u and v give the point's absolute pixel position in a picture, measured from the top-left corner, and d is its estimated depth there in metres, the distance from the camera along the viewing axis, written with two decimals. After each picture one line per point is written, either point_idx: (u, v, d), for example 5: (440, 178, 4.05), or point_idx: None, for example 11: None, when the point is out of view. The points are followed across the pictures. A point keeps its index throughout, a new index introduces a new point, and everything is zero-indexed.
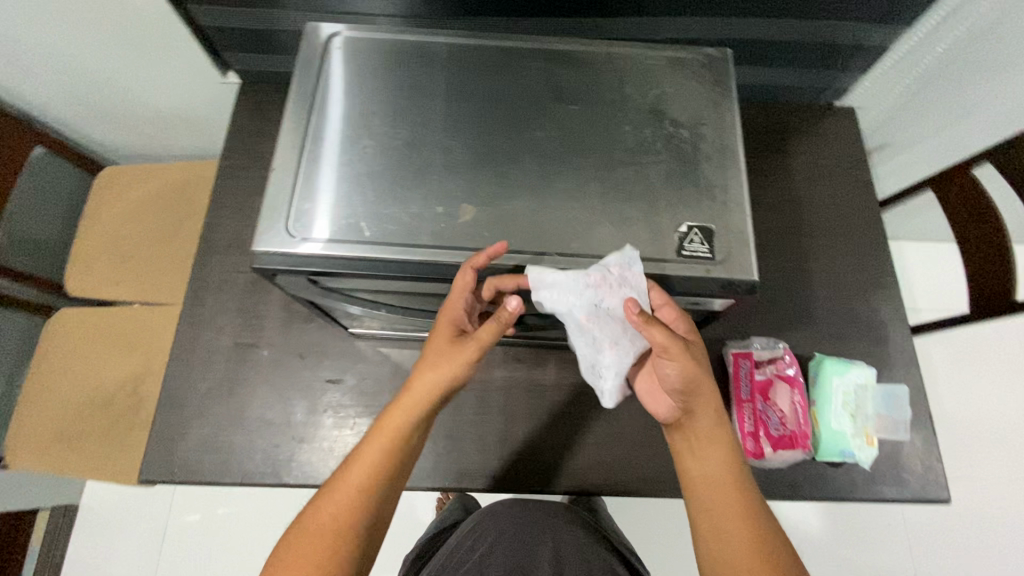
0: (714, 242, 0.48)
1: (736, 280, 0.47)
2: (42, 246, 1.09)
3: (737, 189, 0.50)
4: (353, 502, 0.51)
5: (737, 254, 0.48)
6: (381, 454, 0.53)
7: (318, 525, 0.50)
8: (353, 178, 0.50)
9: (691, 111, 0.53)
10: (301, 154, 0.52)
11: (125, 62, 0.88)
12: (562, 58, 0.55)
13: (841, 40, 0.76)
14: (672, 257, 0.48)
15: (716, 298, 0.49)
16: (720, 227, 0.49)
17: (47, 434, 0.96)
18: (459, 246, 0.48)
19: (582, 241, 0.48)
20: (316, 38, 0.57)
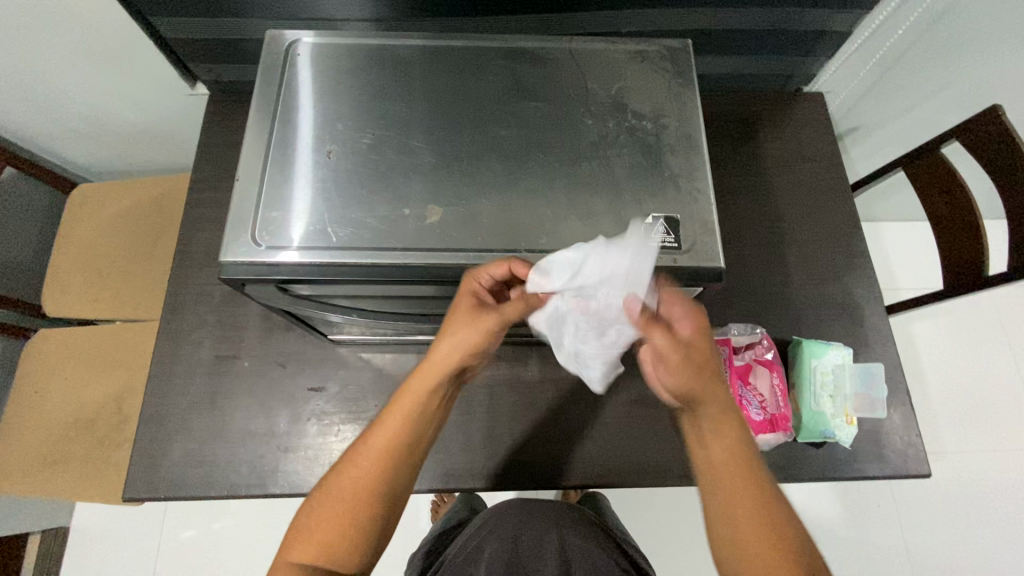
0: (680, 232, 0.48)
1: (703, 269, 0.47)
2: (16, 268, 1.07)
3: (702, 179, 0.51)
4: (366, 489, 0.49)
5: (703, 242, 0.48)
6: (397, 429, 0.50)
7: (331, 503, 0.48)
8: (320, 184, 0.50)
9: (653, 102, 0.53)
10: (266, 163, 0.51)
11: (89, 78, 0.87)
12: (524, 55, 0.55)
13: (803, 25, 0.77)
14: None
15: (685, 288, 0.49)
16: (686, 216, 0.49)
17: (31, 458, 0.94)
18: (428, 248, 0.48)
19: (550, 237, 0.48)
20: (278, 45, 0.56)
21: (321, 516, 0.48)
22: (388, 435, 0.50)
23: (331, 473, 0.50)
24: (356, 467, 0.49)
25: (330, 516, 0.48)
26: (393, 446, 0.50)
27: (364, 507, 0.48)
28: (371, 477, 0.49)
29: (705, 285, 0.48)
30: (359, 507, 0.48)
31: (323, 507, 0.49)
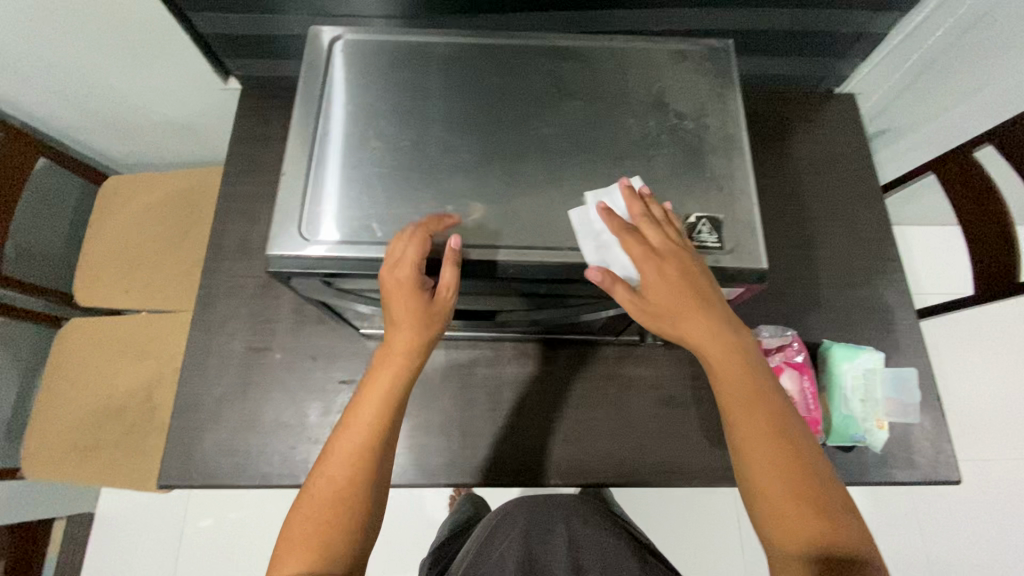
0: (723, 231, 0.48)
1: (745, 269, 0.47)
2: (48, 257, 1.09)
3: (744, 179, 0.50)
4: (346, 483, 0.49)
5: (746, 242, 0.48)
6: (366, 420, 0.50)
7: (317, 500, 0.48)
8: (363, 179, 0.51)
9: (695, 102, 0.53)
10: (311, 155, 0.52)
11: (126, 71, 0.89)
12: (564, 53, 0.56)
13: (840, 27, 0.77)
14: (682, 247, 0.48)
15: (726, 288, 0.49)
16: (728, 217, 0.49)
17: (64, 444, 0.96)
18: (471, 244, 0.48)
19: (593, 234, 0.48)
20: (320, 40, 0.57)
21: (311, 515, 0.48)
22: (358, 432, 0.50)
23: (312, 476, 0.50)
24: (336, 464, 0.49)
25: (318, 512, 0.48)
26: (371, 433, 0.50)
27: (354, 495, 0.48)
28: (352, 470, 0.49)
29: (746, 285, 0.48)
30: (346, 497, 0.48)
31: (312, 506, 0.48)
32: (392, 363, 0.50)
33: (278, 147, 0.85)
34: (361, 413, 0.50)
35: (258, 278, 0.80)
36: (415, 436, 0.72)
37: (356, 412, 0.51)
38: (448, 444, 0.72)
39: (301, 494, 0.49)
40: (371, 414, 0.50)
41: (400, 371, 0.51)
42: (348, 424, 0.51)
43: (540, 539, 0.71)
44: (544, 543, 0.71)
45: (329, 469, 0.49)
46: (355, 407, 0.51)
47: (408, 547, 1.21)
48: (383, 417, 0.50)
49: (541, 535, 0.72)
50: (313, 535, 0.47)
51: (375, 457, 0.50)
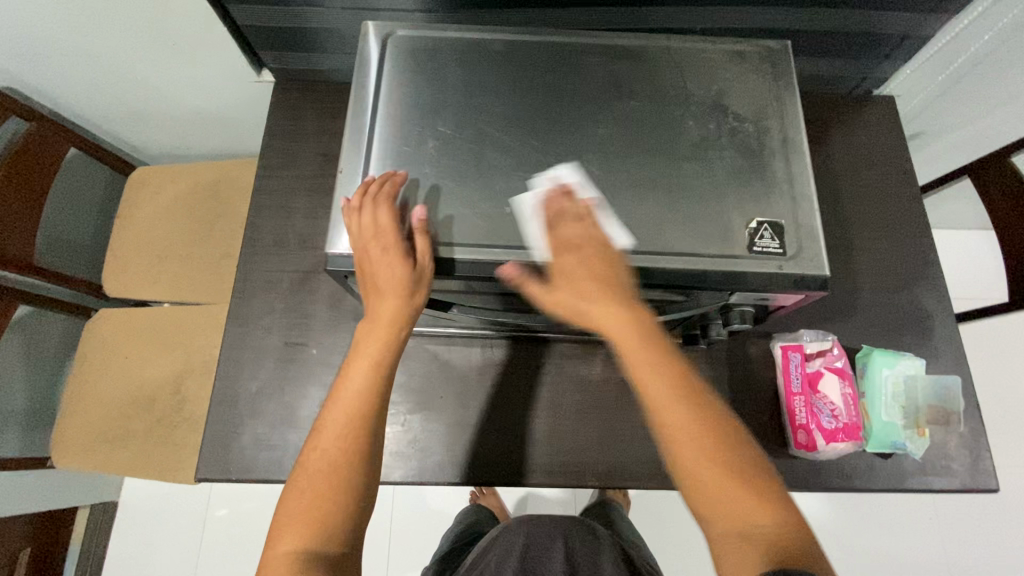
0: (785, 237, 0.48)
1: (809, 276, 0.47)
2: (77, 247, 1.09)
3: (806, 184, 0.50)
4: (338, 456, 0.50)
5: (810, 248, 0.48)
6: (353, 393, 0.52)
7: (308, 473, 0.50)
8: (421, 177, 0.51)
9: (754, 104, 0.53)
10: (367, 155, 0.52)
11: (159, 63, 0.88)
12: (620, 53, 0.55)
13: (887, 29, 0.75)
14: (744, 253, 0.48)
15: (787, 294, 0.49)
16: (790, 222, 0.49)
17: (94, 434, 0.97)
18: (529, 247, 0.48)
19: (655, 239, 0.48)
20: (371, 36, 0.57)
21: (304, 490, 0.49)
22: (347, 405, 0.52)
23: (305, 451, 0.51)
24: (326, 437, 0.51)
25: (313, 486, 0.49)
26: (361, 404, 0.52)
27: (347, 469, 0.50)
28: (341, 443, 0.51)
29: (809, 292, 0.48)
30: (339, 470, 0.50)
31: (305, 480, 0.50)
32: (378, 336, 0.52)
33: (313, 141, 0.85)
34: (349, 386, 0.52)
35: (294, 273, 0.80)
36: (452, 434, 0.72)
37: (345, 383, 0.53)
38: (484, 444, 0.72)
39: (295, 468, 0.51)
40: (359, 387, 0.52)
41: (388, 342, 0.52)
42: (337, 397, 0.53)
43: (540, 556, 0.70)
44: (542, 560, 0.69)
45: (319, 442, 0.51)
46: (342, 380, 0.54)
47: (428, 542, 1.22)
48: (369, 389, 0.52)
49: (541, 552, 0.71)
50: (306, 509, 0.49)
51: (365, 428, 0.52)
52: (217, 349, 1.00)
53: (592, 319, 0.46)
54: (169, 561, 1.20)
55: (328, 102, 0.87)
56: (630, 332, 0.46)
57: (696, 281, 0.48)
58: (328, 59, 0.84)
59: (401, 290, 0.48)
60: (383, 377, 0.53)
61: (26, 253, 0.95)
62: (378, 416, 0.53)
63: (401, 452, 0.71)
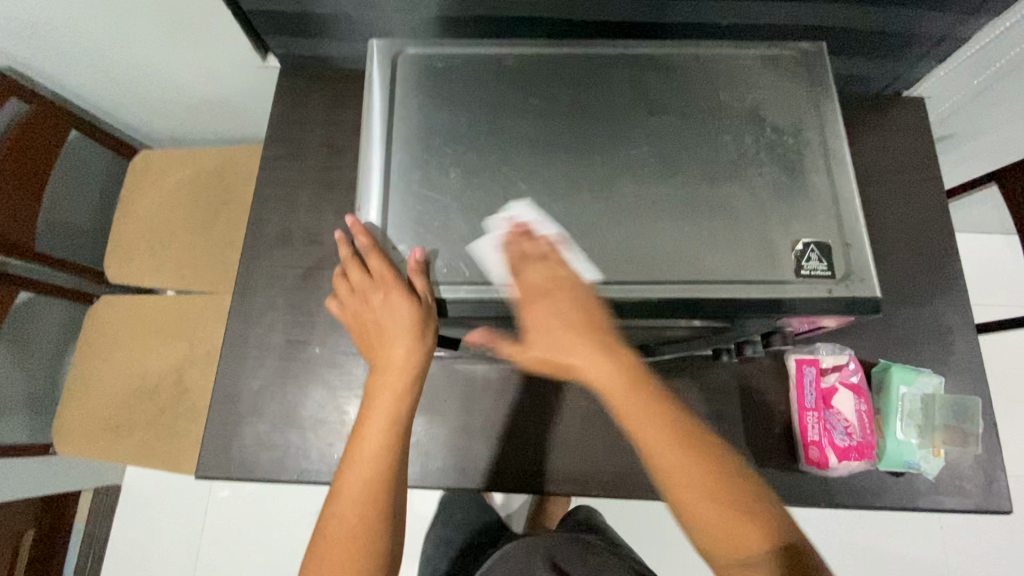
0: (834, 259, 0.47)
1: (860, 299, 0.46)
2: (78, 232, 1.07)
3: (852, 200, 0.49)
4: (359, 522, 0.52)
5: (860, 269, 0.47)
6: (370, 456, 0.53)
7: (331, 540, 0.52)
8: (439, 192, 0.50)
9: (792, 115, 0.51)
10: (383, 170, 0.51)
11: (161, 47, 0.86)
12: (650, 62, 0.53)
13: (922, 29, 0.71)
14: (792, 277, 0.47)
15: (838, 317, 0.48)
16: (839, 242, 0.48)
17: (96, 423, 0.96)
18: (559, 279, 0.48)
19: (698, 267, 0.47)
20: (381, 56, 0.54)
21: (330, 558, 0.51)
22: (364, 472, 0.52)
23: (326, 515, 0.53)
24: (344, 505, 0.52)
25: (335, 552, 0.51)
26: (379, 464, 0.52)
27: (369, 535, 0.52)
28: (359, 509, 0.52)
29: (861, 314, 0.47)
30: (359, 535, 0.51)
31: (331, 548, 0.52)
32: (391, 392, 0.53)
33: (319, 132, 0.82)
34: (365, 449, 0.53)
35: (297, 269, 0.78)
36: (457, 439, 0.71)
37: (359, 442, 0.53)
38: (489, 450, 0.71)
39: (317, 535, 0.52)
40: (370, 456, 0.52)
41: (401, 393, 0.53)
42: (351, 461, 0.53)
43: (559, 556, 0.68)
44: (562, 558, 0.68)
45: (339, 509, 0.52)
46: (356, 442, 0.53)
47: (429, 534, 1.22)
48: (385, 453, 0.53)
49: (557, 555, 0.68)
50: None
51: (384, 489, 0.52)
52: (218, 339, 0.98)
53: (575, 360, 0.48)
54: (171, 545, 1.21)
55: (334, 91, 0.84)
56: (611, 377, 0.48)
57: (741, 309, 0.47)
58: (335, 45, 0.80)
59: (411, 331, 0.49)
60: (397, 433, 0.54)
61: (29, 238, 0.94)
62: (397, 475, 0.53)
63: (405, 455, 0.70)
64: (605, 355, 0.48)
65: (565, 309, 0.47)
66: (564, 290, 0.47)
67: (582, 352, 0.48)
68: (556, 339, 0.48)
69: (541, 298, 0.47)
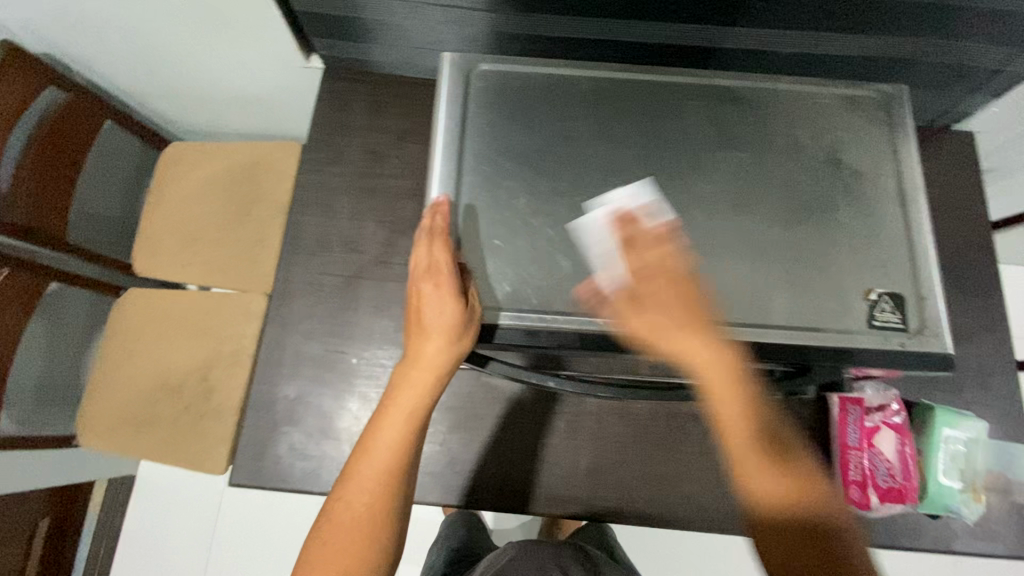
0: (906, 311, 0.46)
1: (932, 354, 0.45)
2: (107, 222, 1.07)
3: (927, 250, 0.47)
4: (368, 512, 0.51)
5: (932, 324, 0.46)
6: (385, 445, 0.52)
7: (336, 525, 0.51)
8: (504, 218, 0.49)
9: (869, 158, 0.50)
10: (447, 192, 0.49)
11: (201, 41, 0.84)
12: (725, 95, 0.52)
13: (985, 65, 0.69)
14: (864, 328, 0.45)
15: (906, 370, 0.47)
16: (912, 294, 0.46)
17: (121, 418, 0.96)
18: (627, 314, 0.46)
19: (768, 311, 0.46)
20: (452, 70, 0.53)
21: (333, 542, 0.50)
22: (380, 461, 0.52)
23: (334, 498, 0.52)
24: (359, 487, 0.51)
25: (338, 536, 0.50)
26: (393, 458, 0.52)
27: (375, 526, 0.51)
28: (369, 498, 0.51)
29: (930, 370, 0.46)
30: (367, 524, 0.51)
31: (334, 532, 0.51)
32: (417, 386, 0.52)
33: (360, 138, 0.81)
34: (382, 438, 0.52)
35: (335, 277, 0.77)
36: (493, 458, 0.70)
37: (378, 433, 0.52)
38: (526, 471, 0.70)
39: (321, 516, 0.51)
40: (388, 445, 0.52)
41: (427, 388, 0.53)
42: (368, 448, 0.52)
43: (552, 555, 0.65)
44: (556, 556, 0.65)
45: (347, 493, 0.51)
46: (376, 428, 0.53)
47: None
48: (402, 445, 0.52)
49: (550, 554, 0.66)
50: (331, 561, 0.50)
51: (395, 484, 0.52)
52: (247, 340, 0.98)
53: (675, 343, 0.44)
54: (185, 539, 1.20)
55: (375, 96, 0.83)
56: (718, 365, 0.44)
57: (810, 359, 0.46)
58: (380, 50, 0.79)
59: (451, 327, 0.46)
60: (414, 429, 0.53)
61: (60, 227, 0.94)
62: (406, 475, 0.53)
63: (440, 472, 0.70)
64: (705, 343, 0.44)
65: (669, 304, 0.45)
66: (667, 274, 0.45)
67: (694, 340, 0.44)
68: (666, 313, 0.44)
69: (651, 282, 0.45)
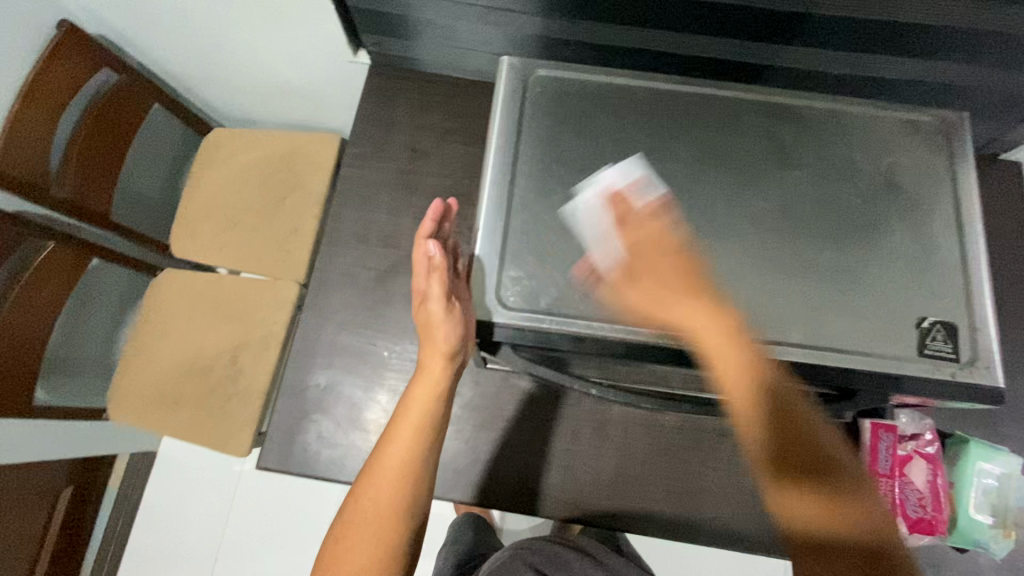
0: (958, 341, 0.45)
1: (982, 385, 0.45)
2: (147, 202, 1.09)
3: (982, 281, 0.47)
4: (383, 515, 0.51)
5: (983, 356, 0.45)
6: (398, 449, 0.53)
7: (353, 525, 0.51)
8: (556, 224, 0.49)
9: (927, 184, 0.50)
10: (502, 193, 0.50)
11: (252, 31, 0.86)
12: (783, 113, 0.52)
13: None
14: (914, 355, 0.45)
15: (954, 400, 0.46)
16: (965, 325, 0.46)
17: (149, 396, 0.98)
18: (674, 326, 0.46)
19: (817, 333, 0.46)
20: (511, 74, 0.54)
21: (350, 541, 0.51)
22: (393, 463, 0.52)
23: (351, 498, 0.52)
24: (378, 480, 0.52)
25: (354, 538, 0.51)
26: (407, 461, 0.52)
27: (389, 529, 0.51)
28: (383, 502, 0.51)
29: (979, 402, 0.45)
30: (382, 529, 0.51)
31: (349, 530, 0.51)
32: (425, 391, 0.54)
33: (403, 134, 0.82)
34: (395, 441, 0.53)
35: (372, 270, 0.78)
36: (517, 460, 0.70)
37: (393, 435, 0.53)
38: (551, 474, 0.70)
39: (340, 516, 0.52)
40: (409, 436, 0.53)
41: (436, 393, 0.54)
42: (384, 452, 0.53)
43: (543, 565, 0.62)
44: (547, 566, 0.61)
45: (363, 493, 0.52)
46: (397, 420, 0.54)
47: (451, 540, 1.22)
48: (415, 449, 0.53)
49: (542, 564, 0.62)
50: (347, 559, 0.50)
51: (410, 487, 0.52)
52: (276, 326, 0.99)
53: (675, 309, 0.45)
54: (201, 518, 1.22)
55: (420, 95, 0.84)
56: (715, 335, 0.43)
57: (856, 383, 0.45)
58: (426, 49, 0.80)
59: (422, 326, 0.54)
60: (427, 436, 0.53)
61: (103, 206, 0.95)
62: (420, 480, 0.53)
63: (464, 470, 0.70)
64: (706, 312, 0.44)
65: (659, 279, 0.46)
66: (666, 249, 0.47)
67: (693, 308, 0.44)
68: (665, 283, 0.45)
69: (654, 252, 0.47)
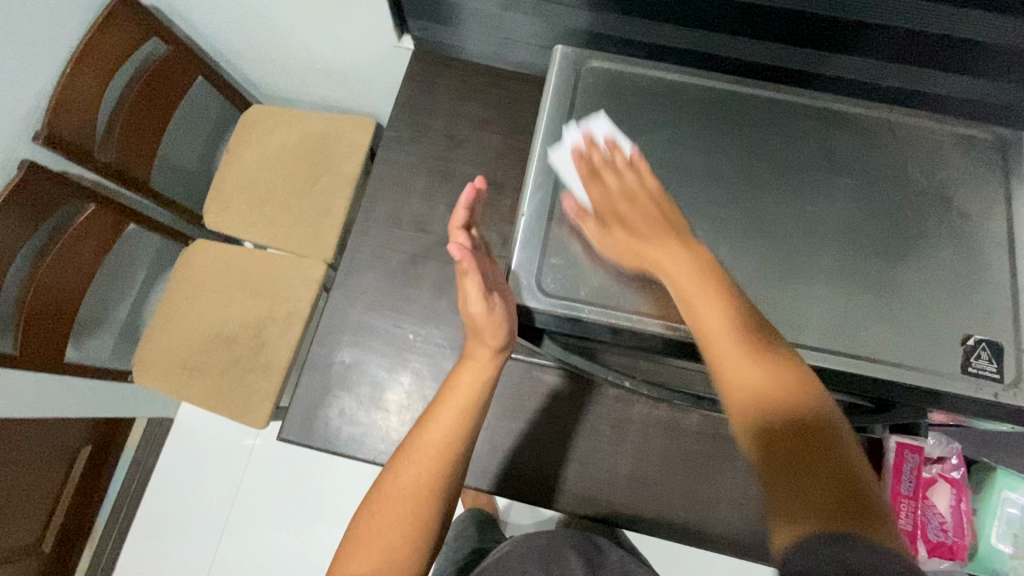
0: (1004, 362, 0.45)
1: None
2: (183, 173, 1.11)
3: None
4: (417, 493, 0.51)
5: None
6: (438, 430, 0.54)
7: (387, 501, 0.51)
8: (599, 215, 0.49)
9: (981, 202, 0.49)
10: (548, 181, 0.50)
11: (301, 10, 0.87)
12: (836, 121, 0.52)
13: None
14: (956, 373, 0.44)
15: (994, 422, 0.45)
16: (1011, 346, 0.45)
17: (174, 362, 0.99)
18: None
19: (859, 341, 0.45)
20: (564, 65, 0.54)
21: (382, 517, 0.51)
22: (431, 443, 0.53)
23: (386, 476, 0.53)
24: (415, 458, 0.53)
25: (387, 514, 0.51)
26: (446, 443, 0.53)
27: (423, 508, 0.51)
28: (419, 481, 0.52)
29: None
30: (415, 506, 0.51)
31: (383, 505, 0.52)
32: (471, 378, 0.55)
33: (442, 121, 0.83)
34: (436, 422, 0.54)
35: (403, 253, 0.78)
36: (535, 451, 0.70)
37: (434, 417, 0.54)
38: (568, 469, 0.70)
39: (373, 492, 0.53)
40: (452, 417, 0.54)
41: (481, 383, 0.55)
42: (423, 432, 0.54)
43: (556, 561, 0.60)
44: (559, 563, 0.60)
45: (399, 471, 0.52)
46: (440, 403, 0.55)
47: None
48: (455, 432, 0.53)
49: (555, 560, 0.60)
50: (377, 534, 0.51)
51: (445, 470, 0.53)
52: (301, 303, 1.00)
53: (649, 252, 0.46)
54: (211, 487, 1.24)
55: (462, 83, 0.84)
56: (688, 270, 0.44)
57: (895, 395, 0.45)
58: (471, 38, 0.80)
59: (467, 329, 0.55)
60: (468, 420, 0.54)
61: (142, 172, 0.97)
62: (457, 465, 0.53)
63: (481, 457, 0.70)
64: (685, 250, 0.45)
65: (644, 214, 0.47)
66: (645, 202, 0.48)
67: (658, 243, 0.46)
68: (640, 227, 0.47)
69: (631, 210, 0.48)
